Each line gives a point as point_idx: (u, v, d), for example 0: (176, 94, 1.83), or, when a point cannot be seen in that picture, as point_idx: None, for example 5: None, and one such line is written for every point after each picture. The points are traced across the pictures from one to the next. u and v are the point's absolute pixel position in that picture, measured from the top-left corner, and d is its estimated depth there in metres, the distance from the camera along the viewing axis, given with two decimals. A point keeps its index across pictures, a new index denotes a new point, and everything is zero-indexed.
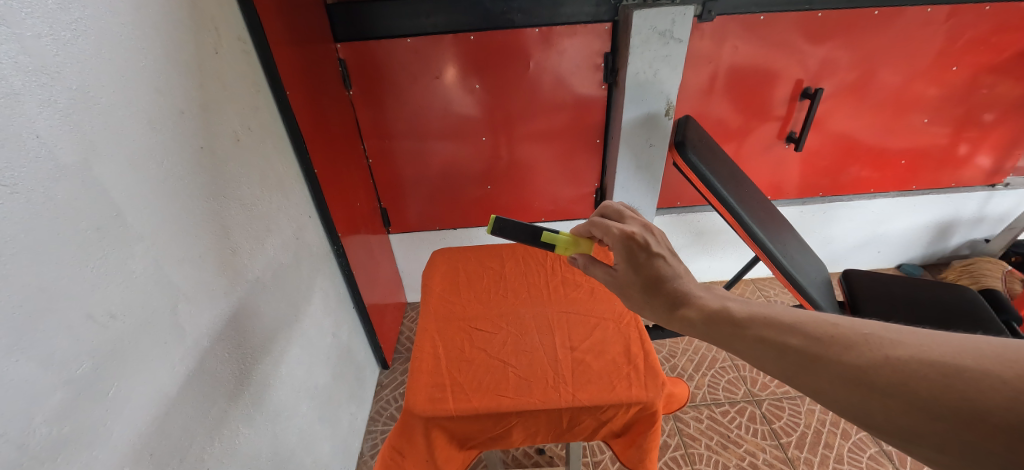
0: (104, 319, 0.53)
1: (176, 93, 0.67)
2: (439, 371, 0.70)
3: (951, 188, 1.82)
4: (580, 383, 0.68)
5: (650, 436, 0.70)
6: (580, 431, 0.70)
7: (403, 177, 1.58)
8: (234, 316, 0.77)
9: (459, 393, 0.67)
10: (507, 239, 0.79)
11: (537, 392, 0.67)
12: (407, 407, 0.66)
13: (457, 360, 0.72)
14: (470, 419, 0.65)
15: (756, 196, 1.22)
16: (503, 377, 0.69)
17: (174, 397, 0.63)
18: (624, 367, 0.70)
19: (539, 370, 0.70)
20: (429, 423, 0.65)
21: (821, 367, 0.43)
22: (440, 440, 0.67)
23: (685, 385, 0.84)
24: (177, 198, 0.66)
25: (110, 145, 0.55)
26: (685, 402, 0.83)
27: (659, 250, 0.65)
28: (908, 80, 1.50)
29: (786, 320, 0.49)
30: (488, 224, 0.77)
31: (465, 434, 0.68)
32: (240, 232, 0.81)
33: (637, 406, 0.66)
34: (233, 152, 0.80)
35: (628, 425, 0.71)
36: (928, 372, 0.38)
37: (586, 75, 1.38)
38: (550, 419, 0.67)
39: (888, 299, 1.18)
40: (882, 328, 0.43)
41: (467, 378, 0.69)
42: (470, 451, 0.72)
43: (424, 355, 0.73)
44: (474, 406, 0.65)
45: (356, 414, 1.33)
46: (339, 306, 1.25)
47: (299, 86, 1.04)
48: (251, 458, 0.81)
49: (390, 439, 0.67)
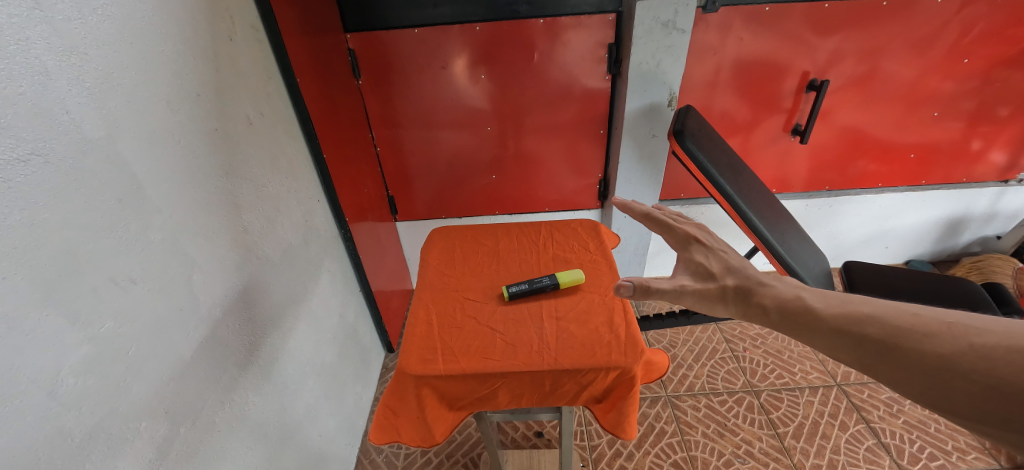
0: (125, 283, 0.58)
1: (193, 77, 0.71)
2: (432, 336, 0.73)
3: (962, 184, 1.79)
4: (562, 348, 0.71)
5: (629, 401, 0.73)
6: (563, 395, 0.73)
7: (410, 165, 1.62)
8: (244, 291, 0.82)
9: (448, 355, 0.70)
10: (529, 291, 0.80)
11: (523, 356, 0.70)
12: (401, 367, 0.70)
13: (448, 326, 0.75)
14: (458, 379, 0.69)
15: (756, 186, 1.22)
16: (490, 342, 0.72)
17: (189, 362, 0.68)
18: (606, 335, 0.73)
19: (526, 338, 0.73)
20: (420, 382, 0.69)
21: (904, 355, 0.45)
22: (430, 400, 0.71)
23: (665, 353, 0.83)
24: (193, 176, 0.70)
25: (131, 122, 0.59)
26: (666, 370, 0.82)
27: (718, 247, 0.71)
28: (919, 74, 1.48)
29: (865, 309, 0.50)
30: (507, 296, 0.79)
31: (454, 395, 0.72)
32: (251, 211, 0.85)
33: (616, 370, 0.69)
34: (246, 135, 0.84)
35: (608, 391, 0.74)
36: (1015, 357, 0.40)
37: (590, 67, 1.40)
38: (533, 382, 0.71)
39: (888, 291, 1.18)
40: (963, 318, 0.45)
41: (456, 342, 0.72)
42: (459, 412, 0.76)
43: (419, 321, 0.76)
44: (462, 367, 0.68)
45: (361, 394, 1.37)
46: (346, 288, 1.29)
47: (309, 74, 1.08)
48: (260, 426, 0.85)
49: (383, 399, 0.73)
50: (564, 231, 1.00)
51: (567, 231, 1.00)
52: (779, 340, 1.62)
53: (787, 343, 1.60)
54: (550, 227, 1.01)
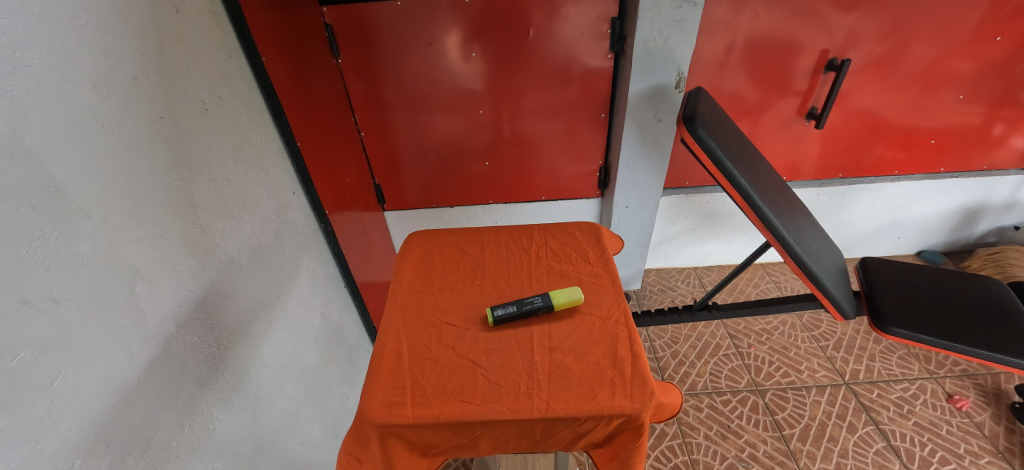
0: (45, 304, 0.49)
1: (127, 57, 0.60)
2: (400, 372, 0.68)
3: (982, 171, 1.70)
4: (555, 389, 0.65)
5: (634, 450, 0.66)
6: (557, 441, 0.67)
7: (398, 154, 1.52)
8: (203, 299, 0.73)
9: (418, 398, 0.64)
10: (517, 315, 0.74)
11: (508, 399, 0.64)
12: (364, 412, 0.64)
13: (422, 359, 0.70)
14: (430, 427, 0.63)
15: (770, 177, 1.13)
16: (471, 379, 0.66)
17: (136, 385, 0.60)
18: (608, 372, 0.67)
19: (513, 374, 0.67)
20: (384, 430, 0.63)
21: None
22: (398, 448, 0.65)
23: (677, 393, 0.73)
24: (133, 175, 0.60)
25: (45, 111, 0.49)
26: (677, 411, 0.73)
27: None
28: (944, 54, 1.37)
29: None
30: (490, 320, 0.74)
31: (426, 442, 0.66)
32: (209, 210, 0.76)
33: (620, 418, 0.63)
34: (200, 123, 0.74)
35: (609, 437, 0.67)
36: None
37: (591, 44, 1.28)
38: (521, 429, 0.64)
39: (909, 292, 1.09)
40: None
41: (430, 381, 0.66)
42: (435, 458, 0.69)
43: (387, 352, 0.71)
44: (435, 413, 0.62)
45: (348, 394, 1.31)
46: (329, 285, 1.21)
47: (278, 52, 0.97)
48: (229, 445, 0.77)
49: (344, 445, 0.65)
50: (561, 237, 0.94)
51: (564, 237, 0.94)
52: (785, 336, 1.56)
53: (793, 339, 1.55)
54: (544, 232, 0.95)
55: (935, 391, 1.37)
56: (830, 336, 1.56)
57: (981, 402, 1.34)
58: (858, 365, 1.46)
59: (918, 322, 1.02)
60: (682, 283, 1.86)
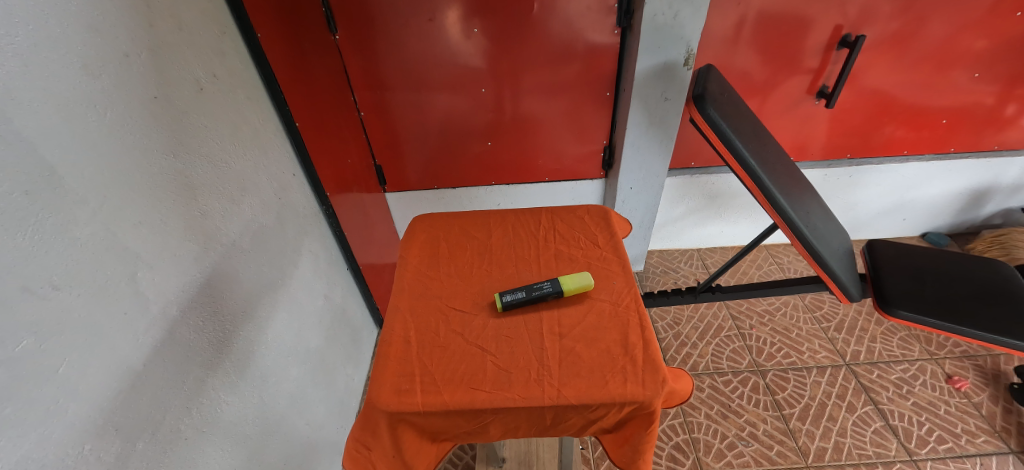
0: (46, 291, 0.48)
1: (118, 33, 0.58)
2: (409, 359, 0.67)
3: (992, 152, 1.67)
4: (565, 376, 0.65)
5: (644, 436, 0.67)
6: (567, 427, 0.68)
7: (399, 134, 1.49)
8: (206, 283, 0.73)
9: (427, 385, 0.64)
10: (526, 300, 0.74)
11: (519, 387, 0.64)
12: (372, 399, 0.64)
13: (430, 346, 0.69)
14: (439, 414, 0.63)
15: (779, 158, 1.11)
16: (480, 367, 0.66)
17: (143, 370, 0.59)
18: (619, 359, 0.67)
19: (523, 361, 0.67)
20: (393, 417, 0.63)
21: None
22: (407, 433, 0.66)
23: (688, 379, 0.73)
24: (129, 157, 0.59)
25: (34, 91, 0.47)
26: (688, 397, 0.73)
27: None
28: (960, 31, 1.33)
29: None
30: (501, 306, 0.73)
31: (436, 429, 0.66)
32: (209, 193, 0.74)
33: (632, 405, 0.63)
34: (196, 103, 0.72)
35: (620, 423, 0.68)
36: None
37: (596, 19, 1.24)
38: (531, 416, 0.64)
39: (915, 275, 1.08)
40: None
41: (439, 368, 0.66)
42: (444, 443, 0.70)
43: (394, 339, 0.70)
44: (445, 401, 0.62)
45: (353, 375, 1.32)
46: (331, 268, 1.21)
47: (273, 28, 0.93)
48: (237, 427, 0.78)
49: (353, 431, 0.66)
50: (569, 220, 0.93)
51: (572, 220, 0.93)
52: (787, 317, 1.57)
53: (795, 321, 1.55)
54: (552, 216, 0.94)
55: (934, 372, 1.39)
56: (832, 317, 1.56)
57: (980, 383, 1.36)
58: (859, 347, 1.46)
59: (925, 305, 1.01)
60: (685, 265, 1.86)
